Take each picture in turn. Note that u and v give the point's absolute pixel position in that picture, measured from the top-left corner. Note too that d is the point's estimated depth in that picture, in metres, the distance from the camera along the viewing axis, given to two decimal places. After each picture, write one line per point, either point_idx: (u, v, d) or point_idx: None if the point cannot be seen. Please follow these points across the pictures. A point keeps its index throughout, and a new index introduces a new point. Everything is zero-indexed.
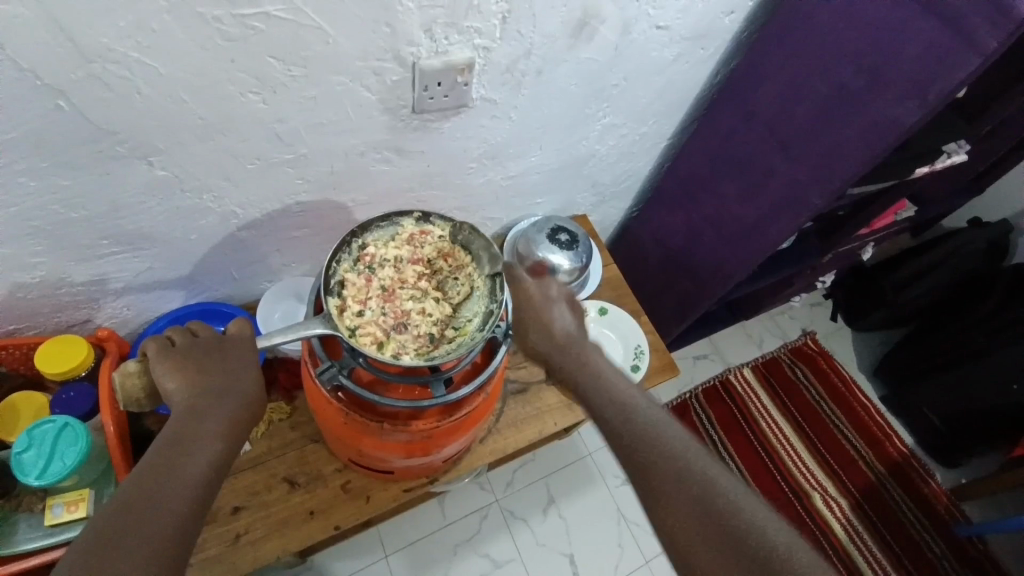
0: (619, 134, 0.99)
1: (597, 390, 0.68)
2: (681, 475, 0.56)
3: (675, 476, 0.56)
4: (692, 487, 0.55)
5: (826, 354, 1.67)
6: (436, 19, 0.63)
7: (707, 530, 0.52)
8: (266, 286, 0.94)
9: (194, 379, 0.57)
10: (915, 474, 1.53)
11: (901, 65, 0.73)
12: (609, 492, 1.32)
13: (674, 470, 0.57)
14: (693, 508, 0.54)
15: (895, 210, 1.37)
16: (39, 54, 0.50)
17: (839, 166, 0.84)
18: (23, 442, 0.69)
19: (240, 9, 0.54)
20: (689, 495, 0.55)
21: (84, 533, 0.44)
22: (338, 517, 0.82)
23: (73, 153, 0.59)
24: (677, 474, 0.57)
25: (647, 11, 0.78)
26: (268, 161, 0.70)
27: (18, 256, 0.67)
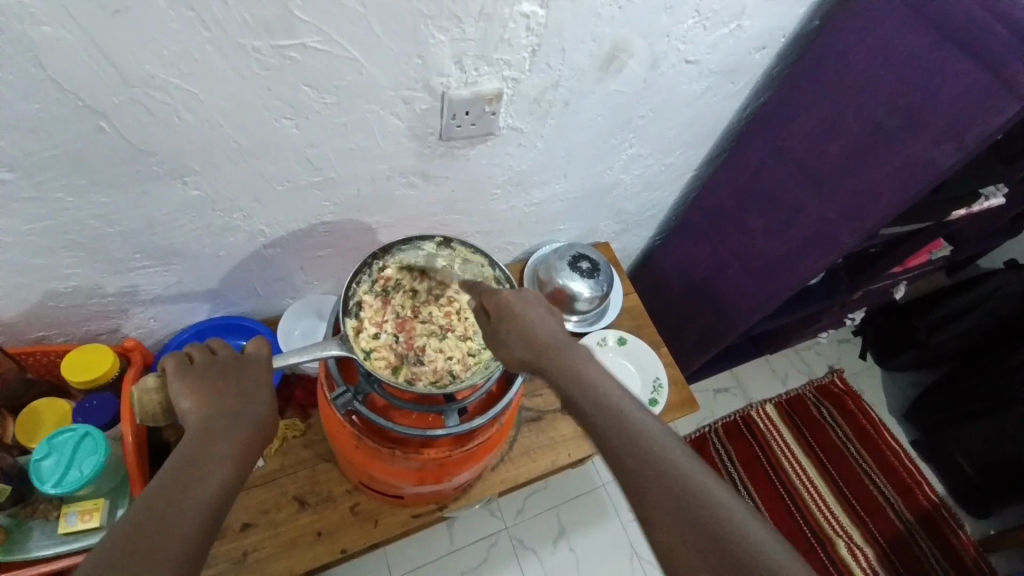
0: (645, 164, 0.99)
1: (576, 388, 0.58)
2: (684, 501, 0.47)
3: (678, 501, 0.47)
4: (697, 517, 0.46)
5: (853, 393, 1.61)
6: (467, 51, 0.64)
7: (688, 527, 0.45)
8: (287, 302, 0.95)
9: (212, 399, 0.57)
10: (947, 524, 1.45)
11: (938, 108, 0.72)
12: (621, 526, 1.29)
13: (675, 495, 0.47)
14: (697, 537, 0.45)
15: (930, 248, 1.32)
16: (85, 78, 0.52)
17: (871, 207, 0.82)
18: (43, 449, 0.70)
19: (279, 40, 0.55)
20: (693, 517, 0.46)
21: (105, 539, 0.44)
22: (345, 540, 0.81)
23: (112, 171, 0.61)
24: (676, 494, 0.47)
25: (676, 46, 0.78)
26: (297, 183, 0.72)
27: (56, 267, 0.69)
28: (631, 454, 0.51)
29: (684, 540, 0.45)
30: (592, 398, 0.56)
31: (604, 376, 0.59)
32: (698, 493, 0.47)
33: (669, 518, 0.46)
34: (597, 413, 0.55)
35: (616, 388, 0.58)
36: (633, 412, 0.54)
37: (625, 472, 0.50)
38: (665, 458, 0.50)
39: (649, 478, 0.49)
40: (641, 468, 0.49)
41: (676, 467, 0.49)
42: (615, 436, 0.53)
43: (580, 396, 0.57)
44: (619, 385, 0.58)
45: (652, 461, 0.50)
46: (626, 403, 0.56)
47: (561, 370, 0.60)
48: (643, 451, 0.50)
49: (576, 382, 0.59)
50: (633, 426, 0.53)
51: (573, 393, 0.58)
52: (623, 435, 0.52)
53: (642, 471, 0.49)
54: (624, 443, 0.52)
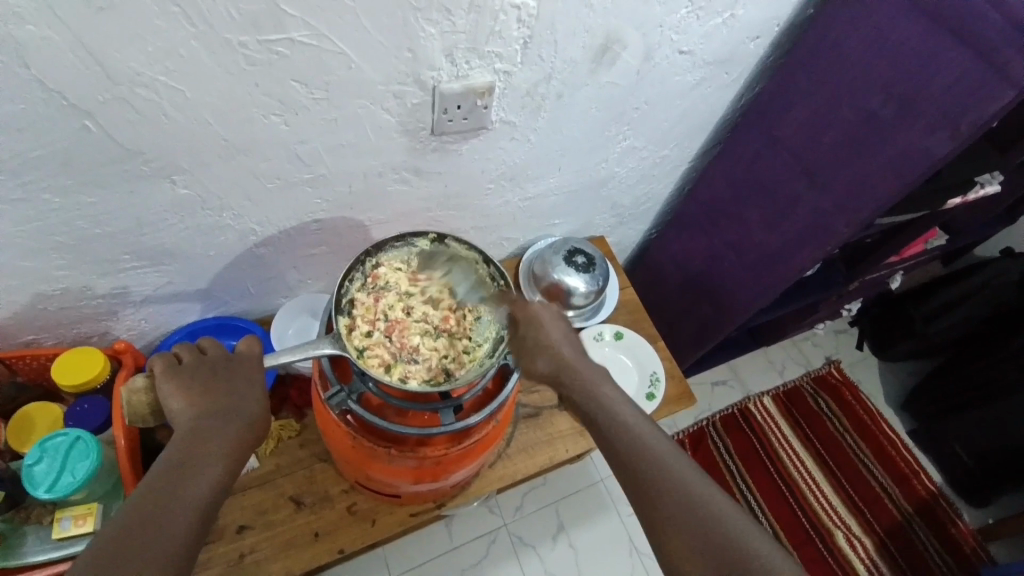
0: (640, 157, 0.98)
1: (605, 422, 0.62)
2: (713, 536, 0.50)
3: (706, 535, 0.50)
4: (725, 552, 0.49)
5: (851, 384, 1.61)
6: (458, 44, 0.63)
7: (693, 533, 0.51)
8: (281, 301, 0.94)
9: (200, 399, 0.56)
10: (944, 513, 1.46)
11: (932, 96, 0.71)
12: (621, 520, 1.29)
13: (704, 530, 0.51)
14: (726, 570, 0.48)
15: (925, 238, 1.32)
16: (67, 77, 0.51)
17: (867, 197, 0.81)
18: (35, 453, 0.69)
19: (266, 35, 0.54)
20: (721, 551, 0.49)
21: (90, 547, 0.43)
22: (343, 540, 0.81)
23: (97, 171, 0.60)
24: (705, 529, 0.51)
25: (670, 36, 0.77)
26: (287, 181, 0.71)
27: (44, 270, 0.68)
28: (660, 490, 0.54)
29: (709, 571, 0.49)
30: (622, 434, 0.60)
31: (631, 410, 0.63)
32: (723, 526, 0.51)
33: (698, 552, 0.50)
34: (625, 448, 0.58)
35: (643, 423, 0.61)
36: (660, 446, 0.58)
37: (655, 507, 0.54)
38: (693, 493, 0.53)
39: (678, 513, 0.52)
40: (664, 497, 0.54)
41: (703, 503, 0.53)
42: (643, 471, 0.56)
43: (608, 432, 0.61)
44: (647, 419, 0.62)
45: (681, 496, 0.53)
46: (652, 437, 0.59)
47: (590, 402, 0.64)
48: (671, 487, 0.54)
49: (604, 416, 0.62)
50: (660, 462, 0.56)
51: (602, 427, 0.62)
52: (651, 470, 0.56)
53: (662, 498, 0.54)
54: (652, 477, 0.55)
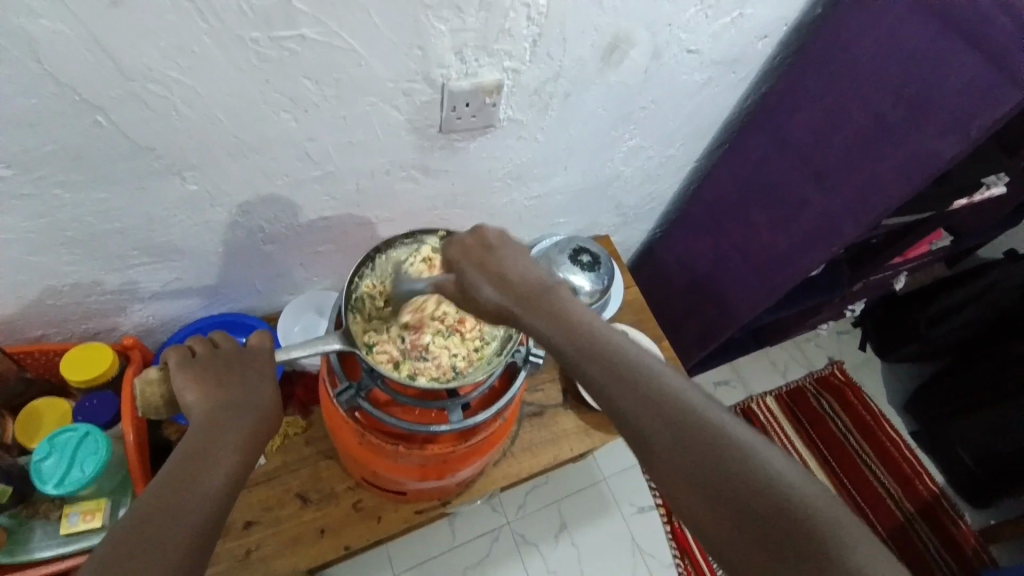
0: (646, 156, 0.98)
1: (624, 394, 0.46)
2: (701, 452, 0.42)
3: (704, 457, 0.42)
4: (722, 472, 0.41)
5: (854, 384, 1.61)
6: (468, 42, 0.63)
7: (692, 461, 0.42)
8: (287, 298, 0.94)
9: (215, 392, 0.56)
10: (946, 514, 1.46)
11: (944, 98, 0.71)
12: (623, 520, 1.29)
13: (693, 445, 0.43)
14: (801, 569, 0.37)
15: (931, 239, 1.32)
16: (79, 73, 0.51)
17: (875, 198, 0.81)
18: (43, 449, 0.69)
19: (277, 31, 0.54)
20: (794, 546, 0.38)
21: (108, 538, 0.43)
22: (349, 537, 0.81)
23: (107, 167, 0.60)
24: (771, 516, 0.39)
25: (679, 36, 0.77)
26: (295, 178, 0.71)
27: (52, 265, 0.68)
28: (708, 474, 0.41)
29: (701, 495, 0.41)
30: (649, 402, 0.45)
31: (657, 365, 0.48)
32: (794, 509, 0.39)
33: (768, 548, 0.38)
34: (622, 392, 0.46)
35: (678, 380, 0.47)
36: (706, 406, 0.45)
37: (698, 499, 0.41)
38: (748, 465, 0.41)
39: (732, 501, 0.40)
40: (652, 416, 0.44)
41: (763, 477, 0.41)
42: (683, 450, 0.43)
43: (630, 404, 0.45)
44: (680, 375, 0.48)
45: (733, 478, 0.41)
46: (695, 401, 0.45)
47: (602, 370, 0.48)
48: (721, 468, 0.41)
49: (625, 377, 0.47)
50: (706, 434, 0.43)
51: (620, 401, 0.46)
52: (691, 451, 0.42)
53: (646, 413, 0.45)
54: (695, 460, 0.42)
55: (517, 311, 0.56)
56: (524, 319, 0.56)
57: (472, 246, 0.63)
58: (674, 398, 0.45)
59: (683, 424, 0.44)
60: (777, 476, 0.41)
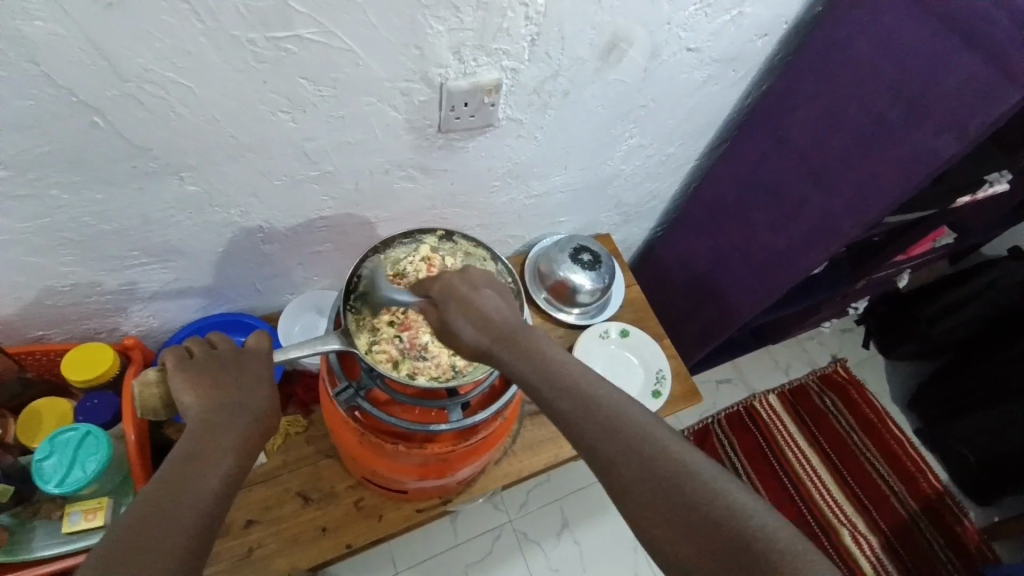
0: (646, 154, 0.98)
1: (590, 427, 0.49)
2: (662, 482, 0.45)
3: (665, 486, 0.44)
4: (682, 500, 0.44)
5: (856, 382, 1.61)
6: (466, 41, 0.63)
7: (653, 489, 0.45)
8: (288, 298, 0.95)
9: (212, 393, 0.56)
10: (950, 512, 1.45)
11: (940, 97, 0.71)
12: (625, 518, 1.29)
13: (654, 474, 0.45)
14: None
15: (934, 236, 1.31)
16: (74, 74, 0.51)
17: (874, 197, 0.81)
18: (45, 449, 0.70)
19: (273, 32, 0.54)
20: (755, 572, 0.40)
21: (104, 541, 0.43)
22: (349, 536, 0.81)
23: (105, 168, 0.60)
24: (731, 546, 0.41)
25: (678, 34, 0.76)
26: (294, 178, 0.71)
27: (52, 265, 0.68)
28: (670, 503, 0.44)
29: (662, 520, 0.43)
30: (613, 433, 0.48)
31: (622, 401, 0.50)
32: (751, 536, 0.41)
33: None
34: (586, 423, 0.49)
35: (642, 414, 0.49)
36: (667, 440, 0.47)
37: (660, 525, 0.43)
38: (707, 494, 0.43)
39: (692, 528, 0.42)
40: (615, 447, 0.47)
41: (722, 507, 0.43)
42: (646, 481, 0.45)
43: (595, 434, 0.48)
44: (644, 409, 0.50)
45: (698, 508, 0.43)
46: (658, 435, 0.48)
47: (570, 404, 0.51)
48: (681, 497, 0.44)
49: (592, 411, 0.49)
50: (667, 467, 0.45)
51: (585, 433, 0.49)
52: (653, 480, 0.45)
53: (609, 443, 0.47)
54: (657, 490, 0.44)
55: (494, 350, 0.58)
56: (500, 358, 0.57)
57: (456, 284, 0.62)
58: (638, 433, 0.48)
59: (646, 456, 0.46)
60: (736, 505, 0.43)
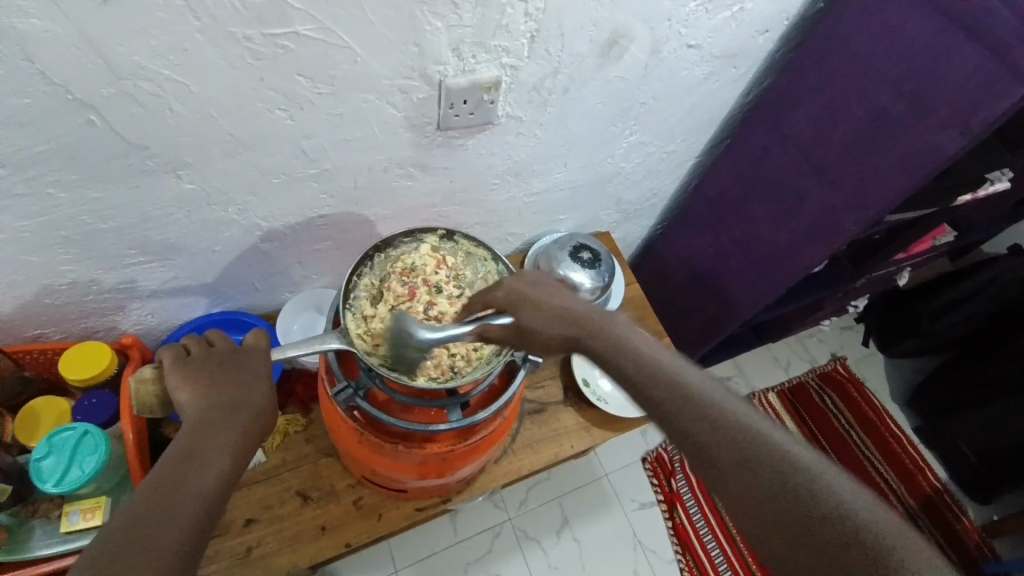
0: (646, 152, 0.97)
1: (687, 415, 0.49)
2: (761, 470, 0.46)
3: (764, 474, 0.46)
4: (783, 487, 0.45)
5: (856, 380, 1.61)
6: (465, 38, 0.63)
7: (753, 479, 0.46)
8: (286, 296, 0.94)
9: (209, 391, 0.56)
10: (949, 510, 1.45)
11: (944, 92, 0.70)
12: (625, 516, 1.30)
13: (750, 462, 0.46)
14: None
15: (934, 234, 1.30)
16: (70, 71, 0.50)
17: (876, 193, 0.81)
18: (43, 448, 0.70)
19: (271, 28, 0.54)
20: (857, 560, 0.42)
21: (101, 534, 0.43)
22: (350, 534, 0.81)
23: (102, 166, 0.60)
24: (834, 535, 0.43)
25: (678, 30, 0.76)
26: (292, 176, 0.70)
27: (49, 264, 0.68)
28: (772, 490, 0.45)
29: (761, 511, 0.45)
30: (709, 421, 0.48)
31: (718, 388, 0.51)
32: (857, 524, 0.43)
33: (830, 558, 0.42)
34: (683, 409, 0.50)
35: (738, 401, 0.50)
36: (761, 425, 0.48)
37: (759, 514, 0.45)
38: (807, 479, 0.45)
39: (794, 514, 0.44)
40: (708, 433, 0.48)
41: (823, 493, 0.44)
42: (748, 469, 0.46)
43: (690, 421, 0.49)
44: (738, 396, 0.51)
45: (800, 497, 0.44)
46: (753, 420, 0.49)
47: (666, 393, 0.51)
48: (783, 485, 0.45)
49: (687, 399, 0.50)
50: (767, 453, 0.46)
51: (681, 421, 0.49)
52: (752, 469, 0.46)
53: (704, 430, 0.48)
54: (759, 478, 0.46)
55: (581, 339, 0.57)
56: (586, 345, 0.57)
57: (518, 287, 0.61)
58: (737, 422, 0.48)
59: (747, 445, 0.47)
60: (838, 493, 0.44)
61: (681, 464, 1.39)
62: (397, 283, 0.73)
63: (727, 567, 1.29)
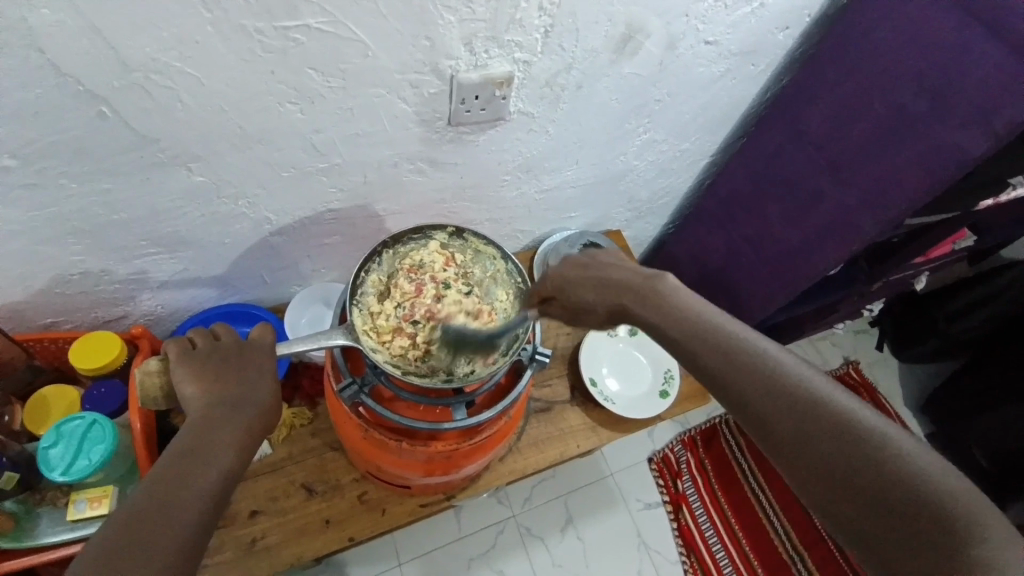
0: (660, 150, 0.96)
1: (748, 384, 0.50)
2: (824, 437, 0.46)
3: (828, 442, 0.46)
4: (848, 454, 0.45)
5: (869, 384, 1.58)
6: (477, 32, 0.62)
7: (816, 448, 0.46)
8: (295, 289, 0.94)
9: (213, 386, 0.56)
10: None
11: (968, 90, 0.68)
12: (630, 516, 1.29)
13: (814, 430, 0.47)
14: (931, 550, 0.41)
15: (954, 238, 1.27)
16: (81, 63, 0.50)
17: (895, 194, 0.78)
18: (51, 437, 0.70)
19: (281, 21, 0.53)
20: (927, 529, 0.42)
21: (103, 529, 0.43)
22: (354, 528, 0.81)
23: (112, 158, 0.60)
24: (902, 503, 0.43)
25: (695, 26, 0.74)
26: (301, 170, 0.70)
27: (60, 255, 0.69)
28: (834, 457, 0.45)
29: (825, 479, 0.45)
30: (772, 390, 0.49)
31: (780, 356, 0.51)
32: (928, 493, 0.43)
33: (897, 525, 0.43)
34: (744, 377, 0.50)
35: (803, 368, 0.50)
36: (826, 394, 0.48)
37: (821, 481, 0.46)
38: (874, 447, 0.45)
39: (859, 482, 0.44)
40: (770, 401, 0.49)
41: (890, 459, 0.44)
42: (808, 436, 0.47)
43: (752, 390, 0.50)
44: (798, 363, 0.51)
45: (866, 465, 0.44)
46: (817, 388, 0.49)
47: (721, 360, 0.52)
48: (847, 453, 0.45)
49: (749, 368, 0.50)
50: (833, 421, 0.47)
51: (743, 389, 0.50)
52: (815, 437, 0.46)
53: (766, 398, 0.49)
54: (821, 446, 0.46)
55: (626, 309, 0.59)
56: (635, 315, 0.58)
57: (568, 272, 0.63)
58: (803, 390, 0.48)
59: (808, 413, 0.47)
60: (908, 461, 0.44)
61: (688, 465, 1.38)
62: (404, 278, 0.72)
63: (732, 569, 1.28)
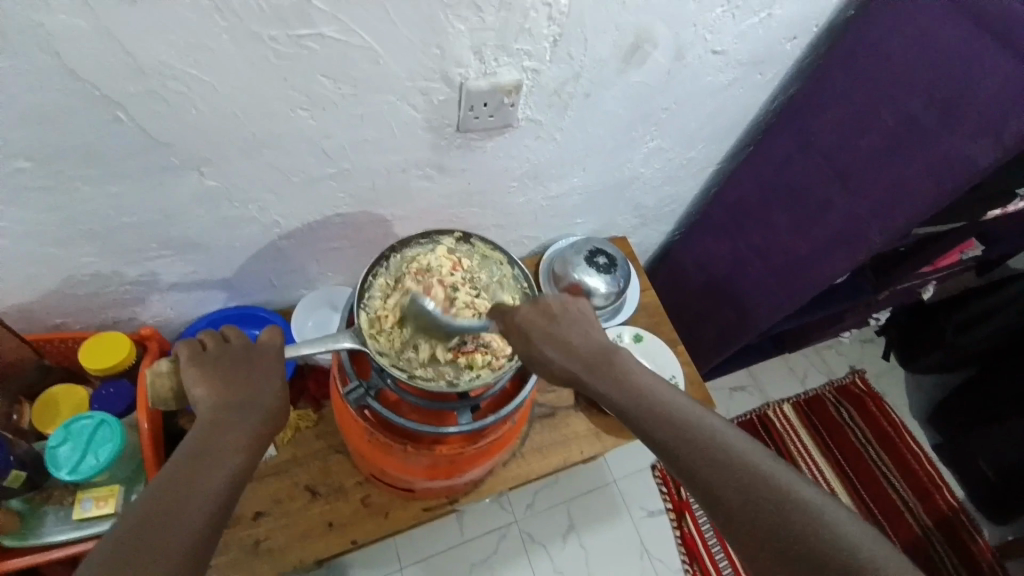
0: (667, 158, 0.96)
1: (691, 454, 0.53)
2: (762, 506, 0.49)
3: (765, 511, 0.49)
4: (784, 523, 0.48)
5: (875, 395, 1.57)
6: (487, 41, 0.63)
7: (755, 515, 0.49)
8: (302, 293, 0.95)
9: (222, 388, 0.57)
10: (964, 528, 1.41)
11: (979, 102, 0.68)
12: (632, 523, 1.28)
13: (753, 498, 0.50)
14: None
15: (961, 248, 1.27)
16: (97, 69, 0.51)
17: (905, 205, 0.78)
18: (60, 436, 0.71)
19: (295, 29, 0.54)
20: None
21: (115, 529, 0.44)
22: (356, 531, 0.82)
23: (125, 162, 0.61)
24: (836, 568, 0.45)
25: (703, 35, 0.75)
26: (311, 175, 0.71)
27: (72, 256, 0.69)
28: (771, 525, 0.48)
29: (766, 547, 0.48)
30: (713, 460, 0.52)
31: (720, 428, 0.55)
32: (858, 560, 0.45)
33: None
34: (687, 448, 0.54)
35: (741, 439, 0.54)
36: (763, 464, 0.52)
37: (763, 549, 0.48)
38: (808, 516, 0.48)
39: (796, 550, 0.47)
40: (713, 471, 0.52)
41: (822, 528, 0.47)
42: (747, 505, 0.49)
43: (696, 461, 0.53)
44: (739, 437, 0.55)
45: (802, 533, 0.47)
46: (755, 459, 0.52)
47: (666, 431, 0.56)
48: (784, 523, 0.48)
49: (691, 439, 0.54)
50: (768, 489, 0.50)
51: (687, 460, 0.53)
52: (753, 505, 0.49)
53: (707, 467, 0.52)
54: (760, 515, 0.49)
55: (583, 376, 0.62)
56: (593, 385, 0.62)
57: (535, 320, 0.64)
58: (741, 461, 0.52)
59: (745, 484, 0.50)
60: (838, 530, 0.47)
61: None
62: (411, 281, 0.71)
63: None
